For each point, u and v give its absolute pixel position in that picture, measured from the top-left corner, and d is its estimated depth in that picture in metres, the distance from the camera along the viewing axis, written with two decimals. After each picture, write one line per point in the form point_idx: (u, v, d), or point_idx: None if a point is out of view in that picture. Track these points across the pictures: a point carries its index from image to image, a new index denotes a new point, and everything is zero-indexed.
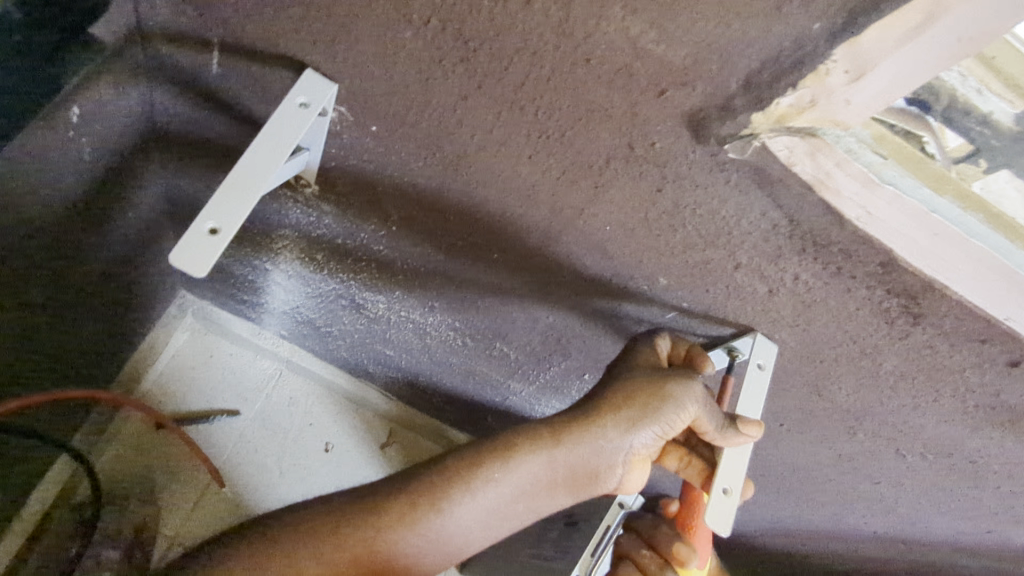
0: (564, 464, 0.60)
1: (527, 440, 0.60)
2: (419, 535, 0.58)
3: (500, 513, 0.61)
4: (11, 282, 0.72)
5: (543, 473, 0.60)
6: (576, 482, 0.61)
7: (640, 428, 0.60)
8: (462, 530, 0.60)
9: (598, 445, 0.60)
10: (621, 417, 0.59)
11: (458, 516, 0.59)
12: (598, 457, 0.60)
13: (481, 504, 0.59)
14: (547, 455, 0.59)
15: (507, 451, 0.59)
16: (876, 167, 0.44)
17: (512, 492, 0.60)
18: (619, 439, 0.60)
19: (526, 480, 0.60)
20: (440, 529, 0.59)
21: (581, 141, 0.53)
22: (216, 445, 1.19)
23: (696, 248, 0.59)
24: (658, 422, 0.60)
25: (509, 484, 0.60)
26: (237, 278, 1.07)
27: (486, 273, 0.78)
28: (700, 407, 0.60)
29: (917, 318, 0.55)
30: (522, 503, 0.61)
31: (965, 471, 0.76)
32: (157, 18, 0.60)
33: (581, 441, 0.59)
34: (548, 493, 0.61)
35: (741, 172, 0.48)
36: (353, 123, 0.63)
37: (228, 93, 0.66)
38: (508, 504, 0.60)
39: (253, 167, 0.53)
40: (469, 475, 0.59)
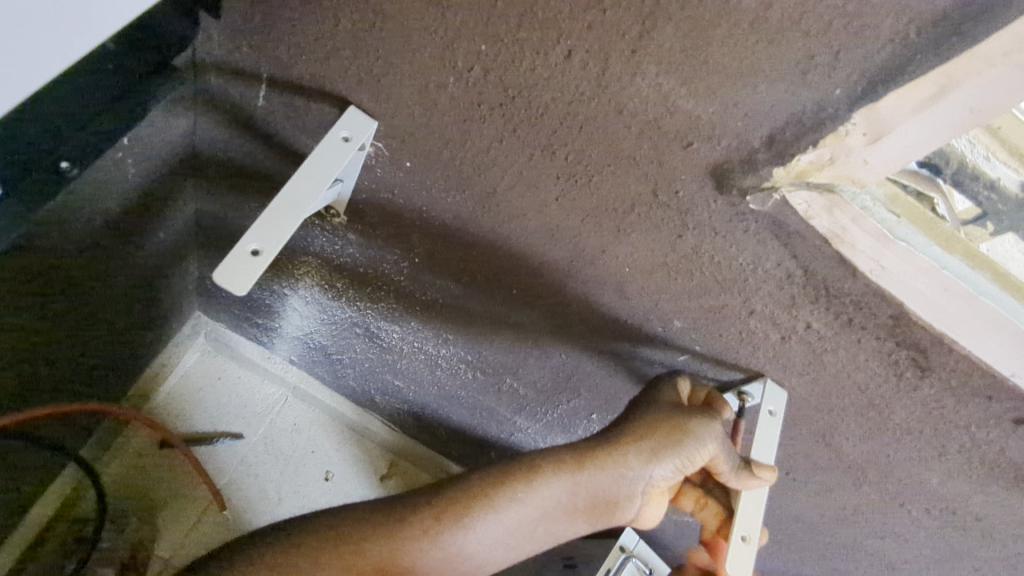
0: (585, 489, 0.60)
1: (551, 463, 0.60)
2: (441, 549, 0.59)
3: (521, 534, 0.61)
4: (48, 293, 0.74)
5: (564, 498, 0.60)
6: (595, 508, 0.62)
7: (662, 459, 0.60)
8: (482, 548, 0.60)
9: (619, 473, 0.60)
10: (643, 446, 0.60)
11: (480, 534, 0.59)
12: (619, 485, 0.61)
13: (503, 524, 0.60)
14: (570, 478, 0.60)
15: (530, 472, 0.60)
16: (892, 224, 0.46)
17: (533, 514, 0.60)
18: (641, 468, 0.60)
19: (548, 502, 0.60)
20: (462, 545, 0.59)
21: (607, 185, 0.56)
22: (219, 466, 1.20)
23: (712, 293, 0.61)
24: (680, 455, 0.60)
25: (531, 505, 0.60)
26: (255, 301, 1.09)
27: (503, 309, 0.81)
28: (716, 445, 0.60)
29: (925, 372, 0.57)
30: (542, 525, 0.61)
31: (969, 529, 0.76)
32: (213, 51, 0.63)
33: (604, 468, 0.60)
34: (567, 518, 0.62)
35: (760, 223, 0.51)
36: (388, 158, 0.66)
37: (270, 124, 0.70)
38: (528, 526, 0.61)
39: (294, 194, 0.56)
40: (494, 493, 0.60)
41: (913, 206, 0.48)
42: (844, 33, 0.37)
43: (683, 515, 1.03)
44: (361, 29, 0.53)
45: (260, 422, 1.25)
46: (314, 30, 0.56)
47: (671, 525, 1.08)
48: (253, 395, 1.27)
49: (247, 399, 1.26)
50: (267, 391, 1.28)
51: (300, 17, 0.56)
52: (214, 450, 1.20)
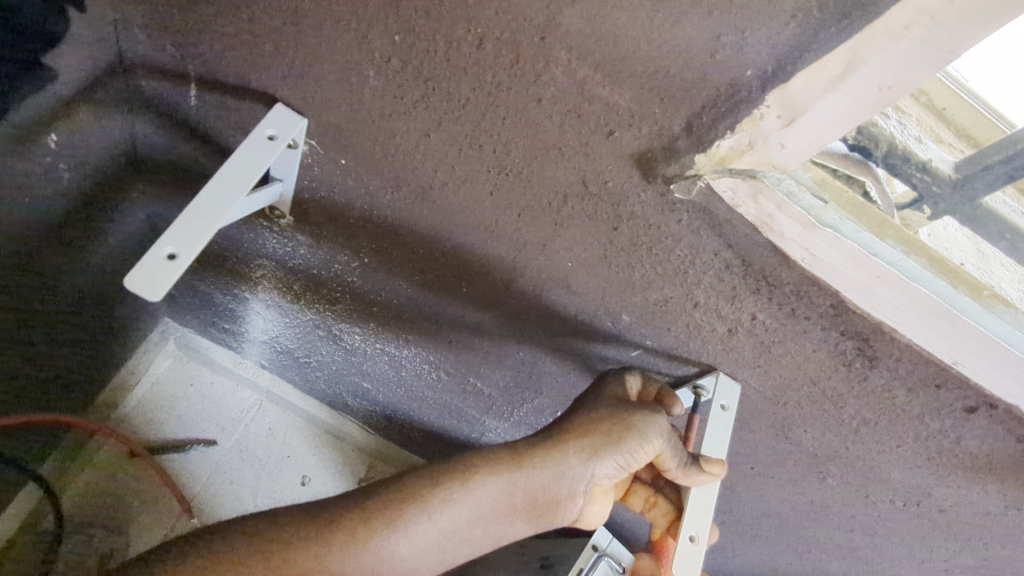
0: (524, 489, 0.60)
1: (488, 462, 0.60)
2: (372, 552, 0.57)
3: (456, 537, 0.60)
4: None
5: (502, 498, 0.60)
6: (535, 508, 0.61)
7: (602, 457, 0.59)
8: (417, 552, 0.59)
9: (559, 471, 0.60)
10: (583, 444, 0.60)
11: (415, 537, 0.58)
12: (559, 484, 0.60)
13: (439, 526, 0.59)
14: (507, 478, 0.59)
15: (466, 472, 0.60)
16: (817, 211, 0.44)
17: (471, 515, 0.60)
18: (582, 466, 0.60)
19: (485, 502, 0.60)
20: (396, 549, 0.58)
21: (537, 178, 0.54)
22: (190, 474, 1.18)
23: (655, 286, 0.59)
24: (620, 453, 0.59)
25: (468, 506, 0.59)
26: (217, 306, 1.07)
27: (456, 308, 0.79)
28: (661, 441, 0.60)
29: (873, 362, 0.55)
30: (481, 528, 0.60)
31: (937, 521, 0.74)
32: (139, 51, 0.62)
33: (542, 466, 0.60)
34: (507, 519, 0.61)
35: (691, 212, 0.49)
36: (323, 156, 0.64)
37: (205, 125, 0.68)
38: (465, 528, 0.60)
39: (217, 196, 0.54)
40: (429, 493, 0.59)
41: (843, 190, 0.45)
42: (747, 11, 0.36)
43: None
44: (278, 23, 0.52)
45: (233, 428, 1.24)
46: (232, 25, 0.54)
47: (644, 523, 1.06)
48: (224, 401, 1.25)
49: (220, 404, 1.24)
50: (240, 396, 1.27)
51: (218, 12, 0.54)
52: (187, 458, 1.19)
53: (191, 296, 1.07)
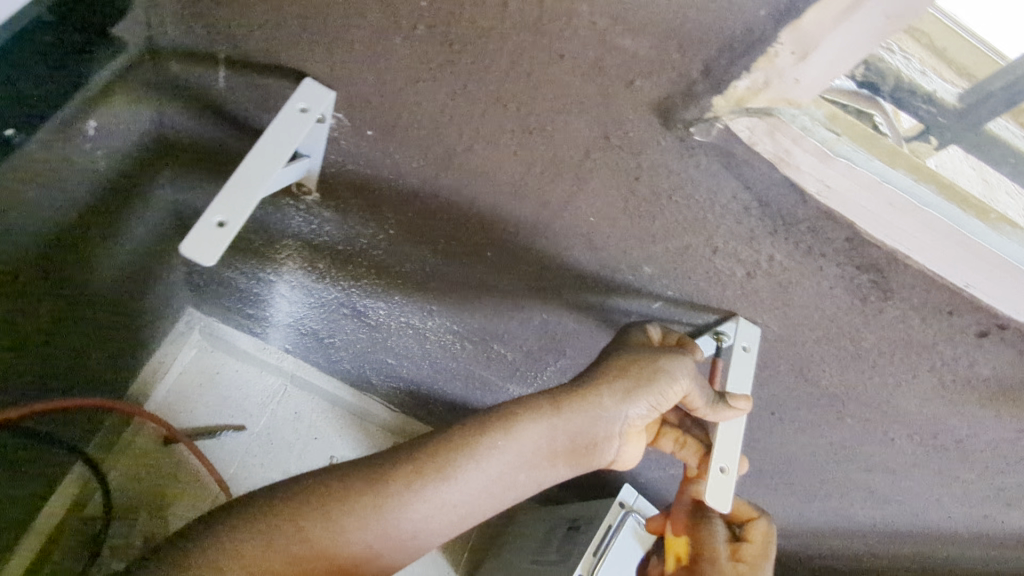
0: (564, 433, 0.63)
1: (529, 410, 0.63)
2: (427, 500, 0.61)
3: (503, 482, 0.63)
4: (32, 283, 0.77)
5: (544, 442, 0.63)
6: (575, 451, 0.64)
7: (635, 399, 0.63)
8: (466, 498, 0.62)
9: (596, 414, 0.63)
10: (616, 386, 0.63)
11: (465, 483, 0.61)
12: (597, 426, 0.63)
13: (487, 472, 0.62)
14: (548, 423, 0.62)
15: (509, 420, 0.62)
16: (831, 143, 0.46)
17: (516, 461, 0.63)
18: (617, 408, 0.63)
19: (528, 448, 0.63)
20: (448, 496, 0.61)
21: (560, 134, 0.57)
22: (224, 458, 1.23)
23: (675, 234, 0.62)
24: (652, 393, 0.63)
25: (512, 452, 0.62)
26: (241, 291, 1.10)
27: (480, 273, 0.82)
28: (691, 381, 0.63)
29: (887, 293, 0.58)
30: (525, 473, 0.64)
31: (953, 452, 0.78)
32: (169, 35, 0.64)
33: (580, 410, 0.63)
34: (549, 463, 0.64)
35: (710, 156, 0.52)
36: (350, 128, 0.67)
37: (234, 106, 0.71)
38: (511, 473, 0.63)
39: (255, 168, 0.57)
40: (475, 442, 0.62)
41: (852, 124, 0.47)
42: None
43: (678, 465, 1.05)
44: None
45: (260, 412, 1.27)
46: (261, 3, 0.56)
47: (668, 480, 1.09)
48: (252, 387, 1.28)
49: (248, 390, 1.28)
50: (265, 382, 1.29)
51: None
52: (219, 442, 1.23)
53: (216, 282, 1.10)
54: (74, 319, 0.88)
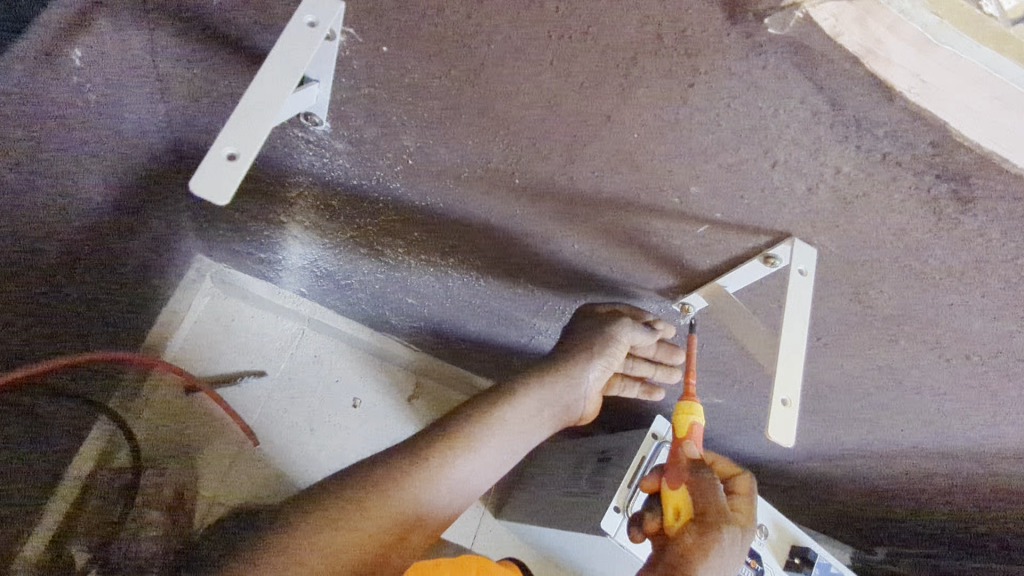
0: (550, 399, 0.82)
1: (516, 389, 0.81)
2: (459, 469, 0.74)
3: (501, 457, 0.78)
4: (28, 225, 0.73)
5: (531, 415, 0.80)
6: (557, 414, 0.84)
7: (594, 361, 0.82)
8: (486, 466, 0.76)
9: (570, 381, 0.82)
10: (584, 355, 0.82)
11: (484, 453, 0.76)
12: (571, 391, 0.83)
13: (499, 438, 0.78)
14: (535, 397, 0.81)
15: (505, 403, 0.79)
16: (934, 29, 0.40)
17: (522, 424, 0.80)
18: (583, 374, 0.83)
19: (521, 422, 0.80)
20: (475, 463, 0.75)
21: (605, 38, 0.50)
22: (247, 406, 1.19)
23: (730, 149, 0.56)
24: (607, 355, 0.82)
25: (508, 431, 0.78)
26: (252, 236, 1.05)
27: (507, 205, 0.77)
28: (629, 336, 0.82)
29: (968, 204, 0.53)
30: (528, 433, 0.80)
31: (1012, 372, 0.74)
32: None
33: (558, 379, 0.82)
34: (537, 429, 0.81)
35: (781, 54, 0.45)
36: (362, 46, 0.60)
37: (228, 26, 0.63)
38: (507, 446, 0.78)
39: (263, 93, 0.50)
40: (488, 416, 0.78)
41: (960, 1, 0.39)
42: None
43: (713, 395, 1.02)
44: None
45: (279, 358, 1.25)
46: None
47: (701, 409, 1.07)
48: (269, 333, 1.25)
49: (265, 337, 1.25)
50: (282, 328, 1.27)
51: None
52: (241, 390, 1.19)
53: (225, 227, 1.04)
54: (78, 269, 0.84)
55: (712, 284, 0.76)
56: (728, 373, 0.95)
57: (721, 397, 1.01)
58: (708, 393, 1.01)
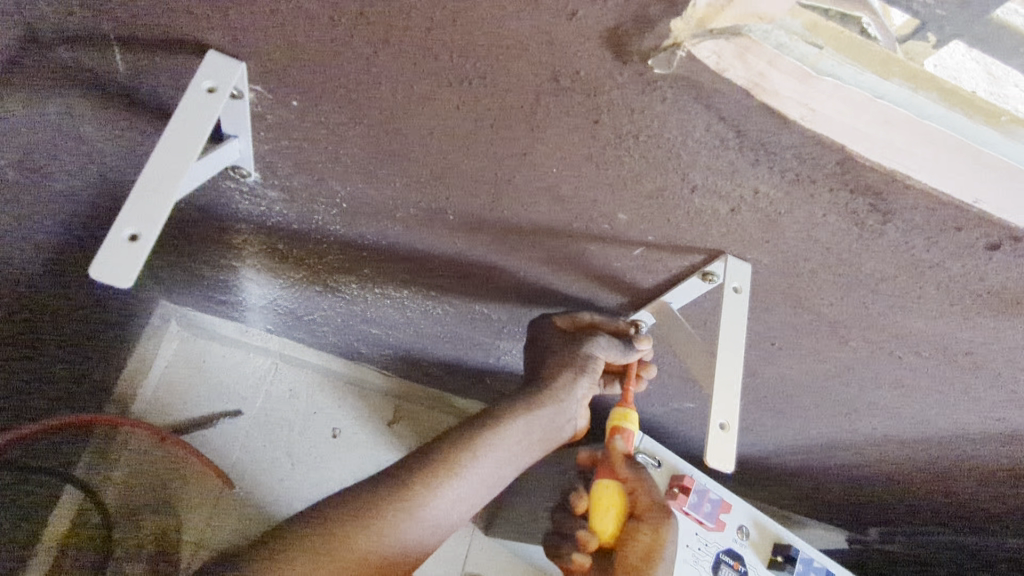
0: (538, 424, 0.74)
1: (507, 411, 0.73)
2: (440, 502, 0.66)
3: (491, 482, 0.70)
4: None
5: (523, 437, 0.73)
6: (549, 437, 0.76)
7: (579, 379, 0.76)
8: (470, 497, 0.68)
9: (558, 402, 0.76)
10: (567, 374, 0.76)
11: (467, 484, 0.68)
12: (560, 412, 0.76)
13: (485, 466, 0.70)
14: (525, 420, 0.73)
15: (494, 426, 0.72)
16: (812, 60, 0.40)
17: (509, 451, 0.72)
18: (570, 392, 0.76)
19: (512, 446, 0.72)
20: (458, 493, 0.67)
21: (503, 81, 0.50)
22: (222, 448, 1.13)
23: (647, 177, 0.56)
24: (588, 370, 0.77)
25: (497, 456, 0.71)
26: (208, 280, 1.04)
27: (447, 239, 0.76)
28: (604, 352, 0.75)
29: (886, 215, 0.53)
30: (515, 460, 0.73)
31: (963, 362, 0.74)
32: (47, 20, 0.57)
33: (547, 401, 0.75)
34: (529, 453, 0.74)
35: (675, 88, 0.45)
36: (273, 101, 0.60)
37: (141, 91, 0.63)
38: (497, 471, 0.71)
39: (160, 168, 0.51)
40: (475, 439, 0.70)
41: (837, 31, 0.40)
42: None
43: (682, 404, 1.01)
44: None
45: (255, 395, 1.19)
46: None
47: (672, 418, 1.07)
48: (241, 371, 1.20)
49: (237, 376, 1.19)
50: (254, 363, 1.22)
51: None
52: (216, 432, 1.14)
53: (177, 273, 1.02)
54: (14, 332, 0.80)
55: (655, 302, 0.76)
56: (691, 384, 0.94)
57: (691, 404, 1.00)
58: (677, 402, 1.01)
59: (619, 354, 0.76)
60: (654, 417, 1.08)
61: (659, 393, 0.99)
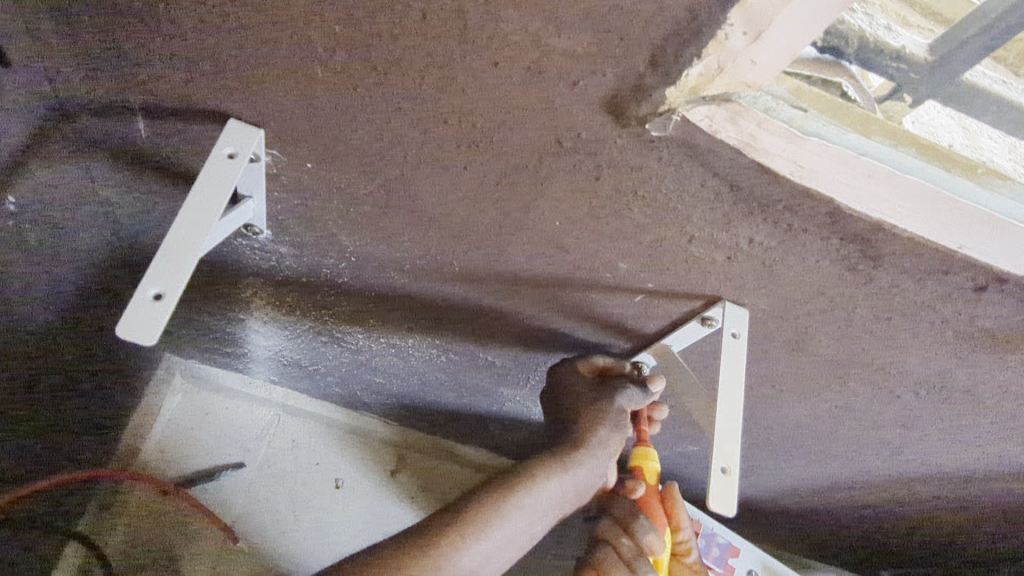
0: (577, 480, 0.73)
1: (546, 465, 0.72)
2: (478, 549, 0.64)
3: (525, 537, 0.68)
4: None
5: (559, 493, 0.72)
6: (581, 495, 0.75)
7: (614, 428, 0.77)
8: (503, 551, 0.66)
9: (597, 459, 0.75)
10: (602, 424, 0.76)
11: (502, 536, 0.66)
12: (596, 471, 0.76)
13: (519, 520, 0.68)
14: (563, 475, 0.72)
15: (532, 479, 0.71)
16: (798, 122, 0.43)
17: (543, 506, 0.70)
18: (607, 445, 0.76)
19: (548, 500, 0.71)
20: (496, 545, 0.65)
21: (509, 143, 0.53)
22: (227, 501, 1.12)
23: (647, 228, 0.59)
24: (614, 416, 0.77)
25: (534, 510, 0.69)
26: (215, 333, 1.05)
27: (452, 289, 0.78)
28: (625, 397, 0.78)
29: (877, 261, 0.55)
30: (547, 514, 0.71)
31: (959, 399, 0.76)
32: (77, 93, 0.60)
33: (586, 456, 0.74)
34: (562, 508, 0.73)
35: (672, 148, 0.48)
36: (288, 163, 0.63)
37: (162, 157, 0.66)
38: (531, 526, 0.69)
39: (186, 232, 0.53)
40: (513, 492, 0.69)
41: (820, 95, 0.44)
42: None
43: (687, 446, 1.01)
44: (208, 31, 0.50)
45: (258, 447, 1.18)
46: (171, 50, 0.53)
47: (677, 462, 1.07)
48: (244, 423, 1.19)
49: (241, 427, 1.19)
50: (257, 416, 1.21)
51: (143, 34, 0.52)
52: (220, 484, 1.12)
53: (184, 328, 1.03)
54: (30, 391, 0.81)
55: (658, 346, 0.78)
56: (694, 428, 0.95)
57: (695, 447, 1.01)
58: (682, 445, 1.01)
59: (638, 395, 0.78)
60: (659, 460, 1.08)
61: (664, 437, 0.99)
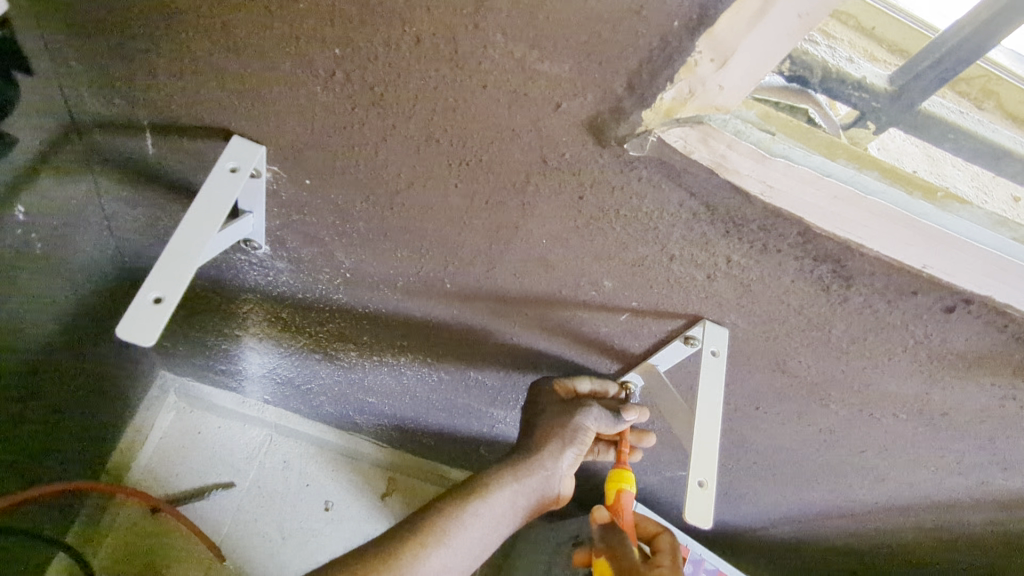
0: (526, 490, 0.77)
1: (495, 479, 0.76)
2: (437, 558, 0.69)
3: (482, 543, 0.73)
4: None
5: (510, 504, 0.75)
6: (534, 506, 0.78)
7: (565, 449, 0.77)
8: (455, 564, 0.70)
9: (546, 474, 0.77)
10: (551, 446, 0.78)
11: (457, 548, 0.70)
12: (547, 483, 0.78)
13: (475, 529, 0.72)
14: (512, 486, 0.76)
15: (484, 490, 0.75)
16: (766, 144, 0.46)
17: (496, 519, 0.74)
18: (554, 464, 0.77)
19: (501, 509, 0.75)
20: (450, 556, 0.70)
21: (498, 164, 0.56)
22: (213, 522, 1.13)
23: (629, 247, 0.61)
24: (572, 439, 0.77)
25: (489, 516, 0.74)
26: (209, 349, 1.06)
27: (444, 307, 0.80)
28: (595, 422, 0.78)
29: (849, 281, 0.58)
30: (501, 527, 0.75)
31: (938, 423, 0.77)
32: (91, 109, 0.64)
33: (533, 471, 0.77)
34: (515, 517, 0.76)
35: (650, 168, 0.51)
36: (288, 179, 0.66)
37: (168, 172, 0.69)
38: (488, 532, 0.74)
39: (188, 239, 0.56)
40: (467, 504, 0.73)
41: (788, 119, 0.47)
42: None
43: (675, 471, 1.02)
44: (217, 55, 0.54)
45: (248, 467, 1.18)
46: (179, 69, 0.56)
47: (666, 486, 1.07)
48: (236, 442, 1.19)
49: (232, 446, 1.19)
50: (249, 435, 1.21)
51: (156, 55, 0.56)
52: (210, 504, 1.13)
53: (180, 342, 1.05)
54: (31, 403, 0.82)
55: (644, 363, 0.79)
56: (681, 451, 0.96)
57: (683, 472, 1.01)
58: (670, 470, 1.02)
59: (609, 424, 0.78)
60: (647, 486, 1.08)
61: (651, 461, 1.00)
